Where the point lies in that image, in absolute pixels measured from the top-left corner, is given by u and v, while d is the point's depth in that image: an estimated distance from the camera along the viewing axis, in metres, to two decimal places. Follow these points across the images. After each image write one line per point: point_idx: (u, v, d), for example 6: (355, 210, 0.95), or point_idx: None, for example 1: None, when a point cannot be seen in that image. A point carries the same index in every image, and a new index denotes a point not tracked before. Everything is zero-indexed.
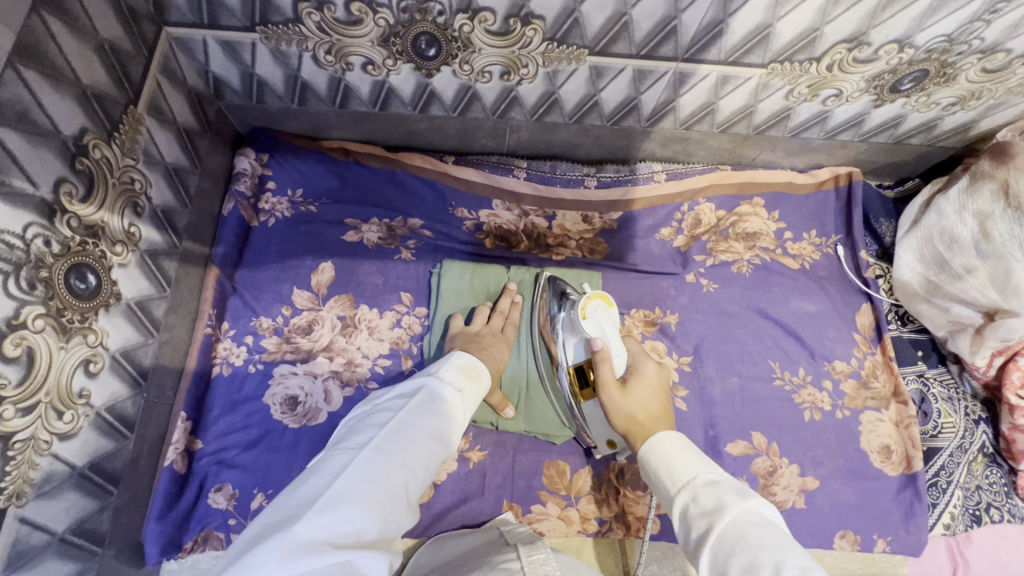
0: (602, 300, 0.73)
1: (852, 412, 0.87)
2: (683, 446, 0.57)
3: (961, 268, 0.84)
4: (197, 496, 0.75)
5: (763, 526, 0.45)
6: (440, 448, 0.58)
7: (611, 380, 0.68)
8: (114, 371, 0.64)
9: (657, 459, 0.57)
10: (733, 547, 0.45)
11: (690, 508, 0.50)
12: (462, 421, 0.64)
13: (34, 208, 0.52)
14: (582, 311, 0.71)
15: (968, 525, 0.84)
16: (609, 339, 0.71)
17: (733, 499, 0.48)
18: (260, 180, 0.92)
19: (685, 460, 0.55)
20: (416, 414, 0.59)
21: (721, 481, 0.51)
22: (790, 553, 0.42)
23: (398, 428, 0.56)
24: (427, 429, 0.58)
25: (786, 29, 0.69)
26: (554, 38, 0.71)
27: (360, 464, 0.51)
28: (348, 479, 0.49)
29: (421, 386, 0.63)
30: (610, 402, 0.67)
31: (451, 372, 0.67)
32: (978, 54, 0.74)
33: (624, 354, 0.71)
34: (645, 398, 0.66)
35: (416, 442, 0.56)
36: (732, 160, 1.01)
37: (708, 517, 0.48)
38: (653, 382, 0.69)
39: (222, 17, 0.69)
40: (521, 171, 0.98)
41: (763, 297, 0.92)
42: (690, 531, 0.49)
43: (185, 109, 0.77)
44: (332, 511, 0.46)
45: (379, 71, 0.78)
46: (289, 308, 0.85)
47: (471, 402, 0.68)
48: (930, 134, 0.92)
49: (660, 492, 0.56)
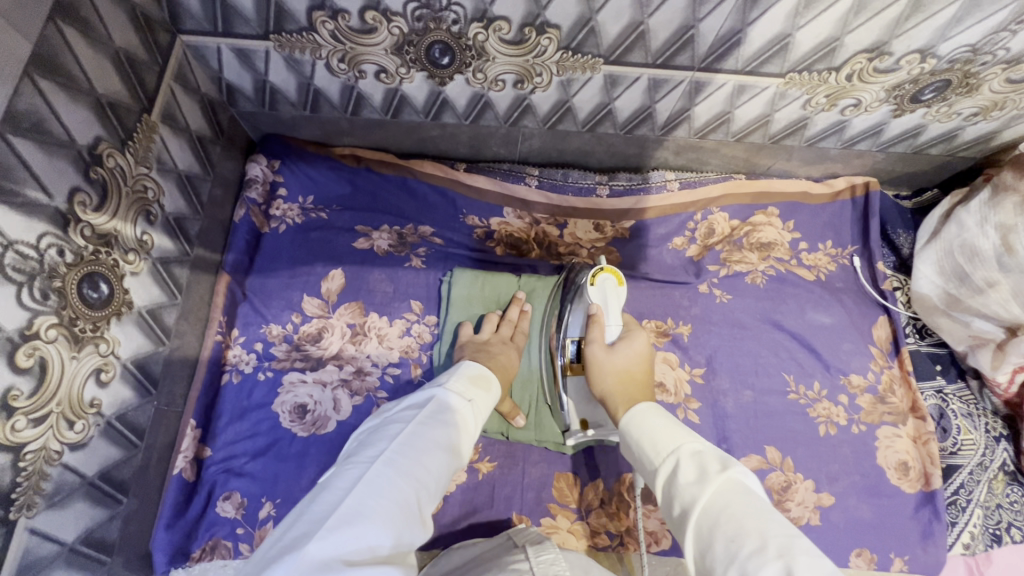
0: (614, 275, 0.76)
1: (868, 427, 0.85)
2: (665, 420, 0.56)
3: (982, 282, 0.82)
4: (205, 504, 0.75)
5: (747, 494, 0.44)
6: (452, 458, 0.58)
7: (599, 342, 0.71)
8: (125, 379, 0.64)
9: (640, 433, 0.56)
10: (717, 518, 0.43)
11: (674, 480, 0.49)
12: (472, 431, 0.64)
13: (49, 218, 0.51)
14: (591, 279, 0.76)
15: (987, 544, 0.82)
16: (607, 309, 0.74)
17: (715, 468, 0.47)
18: (271, 187, 0.92)
19: (667, 433, 0.54)
20: (426, 424, 0.58)
21: (705, 450, 0.50)
22: (773, 524, 0.41)
23: (408, 440, 0.56)
24: (438, 439, 0.58)
25: (806, 38, 0.68)
26: (569, 47, 0.70)
27: (372, 478, 0.50)
28: (359, 495, 0.48)
29: (429, 397, 0.63)
30: (597, 364, 0.69)
31: (460, 382, 0.67)
32: (1002, 65, 0.72)
33: (617, 326, 0.74)
34: (631, 363, 0.70)
35: (427, 454, 0.55)
36: (747, 169, 1.00)
37: (692, 488, 0.47)
38: (641, 349, 0.71)
39: (236, 25, 0.69)
40: (533, 179, 0.97)
41: (777, 308, 0.91)
42: (674, 502, 0.48)
43: (198, 116, 0.77)
44: (345, 528, 0.45)
45: (392, 79, 0.78)
46: (299, 316, 0.85)
47: (482, 411, 0.67)
48: (950, 144, 0.91)
49: (644, 465, 0.54)
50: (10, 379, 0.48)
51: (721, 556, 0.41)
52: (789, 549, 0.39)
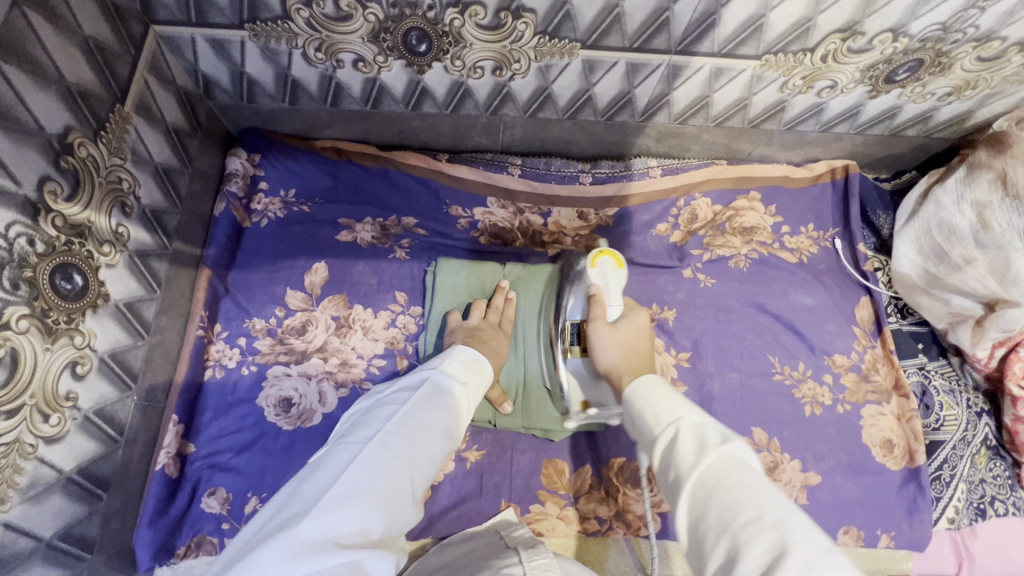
0: (613, 257, 0.77)
1: (853, 406, 0.86)
2: (670, 393, 0.54)
3: (960, 259, 0.83)
4: (190, 501, 0.74)
5: (748, 467, 0.43)
6: (446, 441, 0.58)
7: (602, 320, 0.70)
8: (102, 373, 0.63)
9: (645, 402, 0.54)
10: (714, 489, 0.41)
11: (672, 448, 0.47)
12: (466, 415, 0.64)
13: (17, 207, 0.50)
14: (591, 261, 0.76)
15: (971, 519, 0.83)
16: (608, 289, 0.75)
17: (716, 437, 0.45)
18: (252, 180, 0.91)
19: (670, 404, 0.52)
20: (420, 407, 0.58)
21: (707, 420, 0.48)
22: (773, 497, 0.40)
23: (402, 422, 0.55)
24: (432, 421, 0.57)
25: (779, 19, 0.69)
26: (545, 31, 0.70)
27: (365, 459, 0.50)
28: (352, 475, 0.48)
29: (424, 380, 0.62)
30: (601, 339, 0.69)
31: (453, 366, 0.66)
32: (973, 43, 0.73)
33: (619, 305, 0.74)
34: (634, 337, 0.70)
35: (422, 436, 0.55)
36: (728, 155, 1.00)
37: (689, 457, 0.45)
38: (641, 326, 0.72)
39: (210, 14, 0.68)
40: (516, 168, 0.97)
41: (761, 291, 0.92)
42: (670, 471, 0.46)
43: (175, 109, 0.76)
44: (339, 508, 0.45)
45: (370, 68, 0.77)
46: (282, 309, 0.84)
47: (474, 396, 0.67)
48: (926, 126, 0.92)
49: (643, 435, 0.53)
50: None
51: (714, 524, 0.40)
52: (786, 523, 0.38)
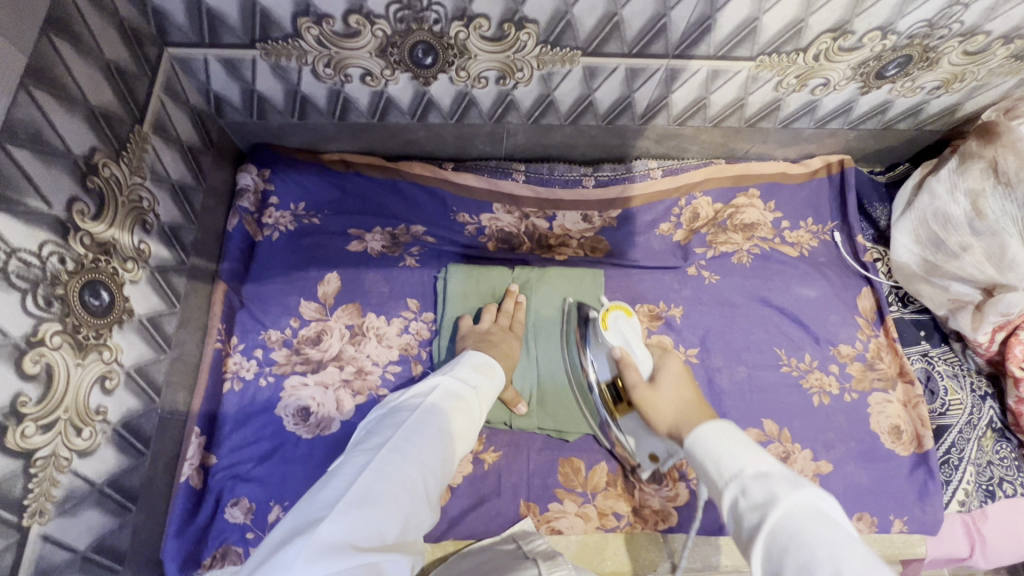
0: (622, 309, 0.82)
1: (860, 394, 0.88)
2: (733, 436, 0.56)
3: (957, 246, 0.85)
4: (214, 511, 0.75)
5: (817, 521, 0.44)
6: (457, 444, 0.60)
7: (639, 382, 0.74)
8: (129, 387, 0.64)
9: (703, 448, 0.56)
10: (789, 545, 0.44)
11: (741, 501, 0.50)
12: (478, 417, 0.65)
13: (49, 226, 0.52)
14: (604, 323, 0.80)
15: (982, 501, 0.84)
16: (631, 346, 0.78)
17: (785, 491, 0.47)
18: (262, 195, 0.93)
19: (733, 451, 0.54)
20: (432, 412, 0.60)
21: (773, 472, 0.50)
22: (847, 552, 0.41)
23: (415, 428, 0.57)
24: (443, 426, 0.59)
25: (772, 21, 0.71)
26: (547, 41, 0.73)
27: (379, 465, 0.52)
28: (366, 481, 0.50)
29: (435, 385, 0.64)
30: (644, 402, 0.73)
31: (464, 371, 0.68)
32: (958, 38, 0.76)
33: (647, 358, 0.78)
34: (675, 390, 0.72)
35: (434, 441, 0.57)
36: (726, 154, 1.03)
37: (759, 510, 0.47)
38: (677, 372, 0.75)
39: (222, 35, 0.70)
40: (520, 174, 1.00)
41: (764, 285, 0.94)
42: (741, 523, 0.49)
43: (189, 128, 0.78)
44: (354, 513, 0.47)
45: (378, 82, 0.80)
46: (297, 320, 0.86)
47: (486, 398, 0.68)
48: (917, 119, 0.95)
49: (706, 480, 0.56)
50: (19, 385, 0.49)
51: None
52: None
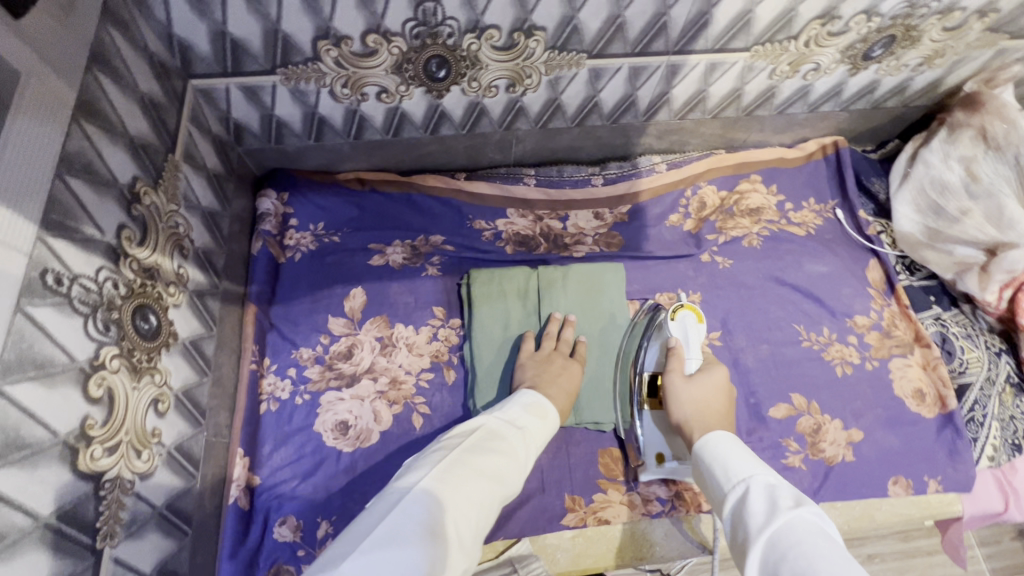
0: (693, 312, 0.88)
1: (880, 361, 0.91)
2: (747, 458, 0.62)
3: (956, 212, 0.89)
4: (263, 532, 0.76)
5: (816, 531, 0.48)
6: (499, 490, 0.58)
7: (678, 371, 0.79)
8: (179, 410, 0.65)
9: (719, 462, 0.64)
10: (785, 549, 0.48)
11: (745, 510, 0.55)
12: (525, 457, 0.64)
13: (103, 252, 0.54)
14: (672, 315, 0.88)
15: (1010, 455, 0.87)
16: (687, 343, 0.85)
17: (787, 504, 0.52)
18: (283, 218, 0.95)
19: (746, 470, 0.60)
20: (472, 452, 0.59)
21: (779, 486, 0.55)
22: (842, 564, 0.44)
23: (450, 465, 0.56)
24: (482, 466, 0.58)
25: (765, 12, 0.76)
26: (555, 46, 0.76)
27: (410, 500, 0.51)
28: (394, 519, 0.48)
29: (477, 426, 0.64)
30: (674, 390, 0.77)
31: (512, 411, 0.69)
32: (937, 15, 0.80)
33: (698, 359, 0.83)
34: (710, 393, 0.76)
35: (472, 482, 0.55)
36: (725, 144, 1.07)
37: (761, 520, 0.52)
38: (718, 381, 0.78)
39: (245, 64, 0.73)
40: (531, 179, 1.03)
41: (776, 265, 0.97)
42: (744, 530, 0.53)
43: (213, 156, 0.80)
44: (377, 551, 0.45)
45: (393, 98, 0.82)
46: (327, 336, 0.88)
47: (533, 444, 0.67)
48: (903, 96, 0.99)
49: (718, 495, 0.62)
50: (86, 409, 0.49)
51: None
52: None
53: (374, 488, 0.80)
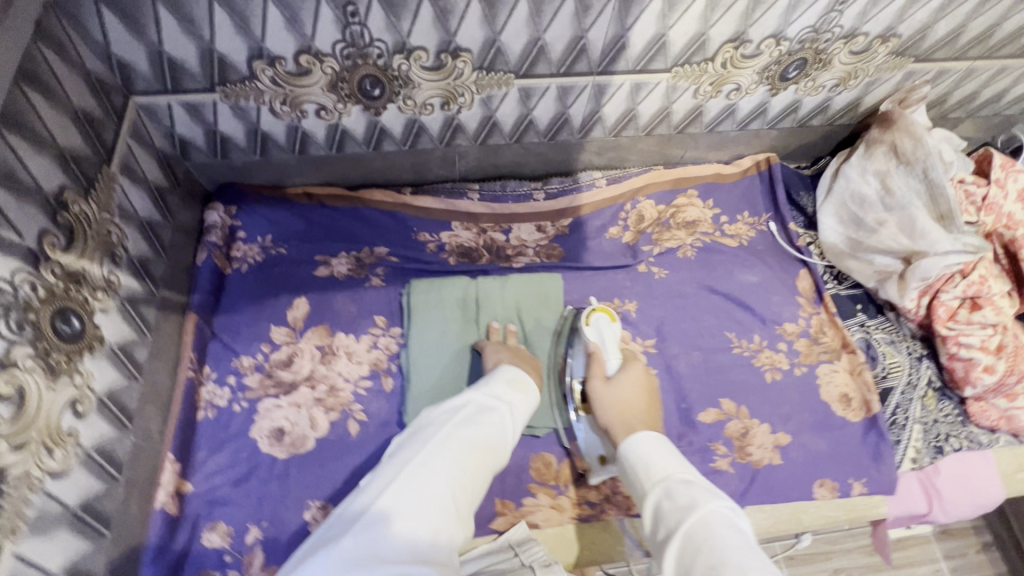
0: (606, 313, 0.87)
1: (808, 367, 0.94)
2: (663, 449, 0.64)
3: (874, 222, 0.94)
4: (190, 538, 0.77)
5: (726, 529, 0.52)
6: (490, 457, 0.64)
7: (598, 376, 0.80)
8: (101, 413, 0.67)
9: (636, 455, 0.64)
10: (701, 544, 0.51)
11: (663, 504, 0.57)
12: (513, 429, 0.70)
13: (21, 256, 0.56)
14: (586, 320, 0.87)
15: (933, 457, 0.89)
16: (604, 344, 0.85)
17: (703, 498, 0.55)
18: (230, 230, 0.97)
19: (663, 462, 0.62)
20: (463, 425, 0.65)
21: (694, 481, 0.58)
22: (751, 557, 0.48)
23: (444, 440, 0.62)
24: (474, 437, 0.64)
25: (678, 36, 0.81)
26: (482, 66, 0.81)
27: (408, 477, 0.57)
28: (393, 494, 0.55)
29: (467, 400, 0.70)
30: (597, 395, 0.78)
31: (499, 385, 0.74)
32: (842, 40, 0.86)
33: (616, 359, 0.84)
34: (627, 392, 0.77)
35: (464, 453, 0.62)
36: (664, 160, 1.11)
37: (680, 513, 0.54)
38: (635, 377, 0.80)
39: (184, 81, 0.76)
40: (474, 193, 1.06)
41: (709, 275, 1.01)
42: (661, 525, 0.56)
43: (156, 169, 0.83)
44: (381, 524, 0.51)
45: (332, 115, 0.86)
46: (268, 345, 0.90)
47: (520, 413, 0.73)
48: (826, 115, 1.04)
49: (635, 486, 0.63)
50: None
51: None
52: None
53: (307, 492, 0.81)
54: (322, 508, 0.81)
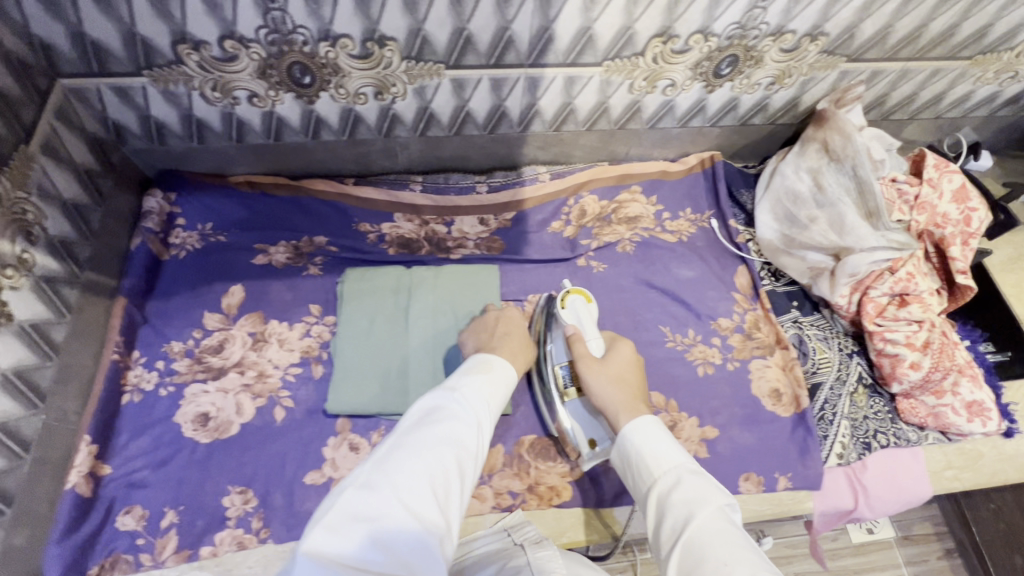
0: (582, 295, 0.89)
1: (740, 362, 0.94)
2: (671, 440, 0.65)
3: (806, 219, 0.95)
4: (103, 520, 0.77)
5: (733, 529, 0.53)
6: (448, 456, 0.55)
7: (587, 356, 0.80)
8: (5, 389, 0.70)
9: (643, 442, 0.64)
10: (711, 538, 0.52)
11: (672, 494, 0.58)
12: (487, 417, 0.64)
13: None
14: (562, 303, 0.88)
15: (860, 453, 0.89)
16: (582, 326, 0.85)
17: (715, 496, 0.56)
18: (168, 217, 0.98)
19: (673, 454, 0.62)
20: (408, 432, 0.56)
21: (704, 478, 0.59)
22: (760, 557, 0.50)
23: (407, 437, 0.56)
24: (443, 431, 0.57)
25: (603, 30, 0.82)
26: (410, 56, 0.82)
27: (368, 480, 0.50)
28: (350, 500, 0.48)
29: (432, 394, 0.63)
30: (594, 376, 0.77)
31: (465, 375, 0.68)
32: (770, 37, 0.87)
33: (600, 340, 0.83)
34: (623, 371, 0.78)
35: (433, 446, 0.55)
36: (609, 157, 1.12)
37: (691, 506, 0.56)
38: (627, 356, 0.80)
39: (110, 64, 0.77)
40: (417, 185, 1.07)
41: (646, 270, 1.01)
42: (670, 514, 0.57)
43: (84, 152, 0.84)
44: (337, 537, 0.45)
45: (265, 102, 0.87)
46: (200, 331, 0.90)
47: (478, 399, 0.64)
48: (767, 114, 1.05)
49: (637, 474, 0.63)
50: None
51: (709, 568, 0.49)
52: None
53: (226, 476, 0.81)
54: (242, 493, 0.80)
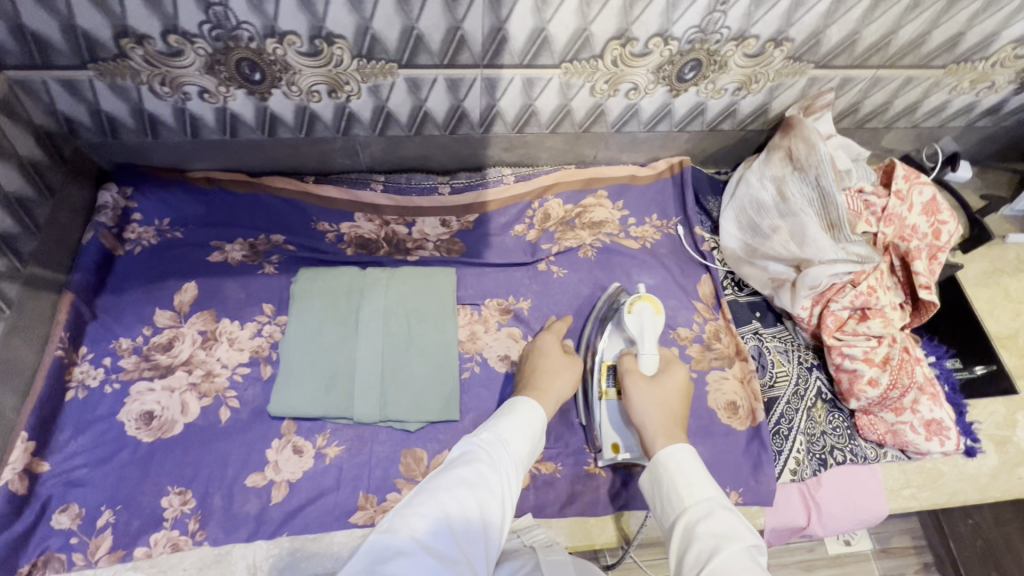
0: (652, 304, 0.84)
1: (697, 373, 0.92)
2: (701, 468, 0.63)
3: (769, 229, 0.93)
4: (37, 519, 0.76)
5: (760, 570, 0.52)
6: (469, 502, 0.55)
7: (636, 372, 0.79)
8: None
9: (674, 469, 0.63)
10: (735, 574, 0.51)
11: (700, 527, 0.57)
12: (518, 459, 0.64)
13: None
14: (629, 307, 0.84)
15: (815, 469, 0.87)
16: (643, 336, 0.82)
17: (741, 533, 0.55)
18: (123, 212, 0.96)
19: (704, 484, 0.61)
20: (439, 476, 0.58)
21: (733, 513, 0.58)
22: None
23: (437, 480, 0.57)
24: (470, 471, 0.58)
25: (558, 31, 0.80)
26: (361, 54, 0.80)
27: (397, 522, 0.52)
28: (378, 540, 0.50)
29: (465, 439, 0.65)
30: (638, 390, 0.76)
31: (498, 416, 0.69)
32: (733, 42, 0.85)
33: (654, 358, 0.81)
34: (669, 396, 0.75)
35: (460, 488, 0.56)
36: (577, 160, 1.10)
37: (718, 540, 0.54)
38: (679, 384, 0.77)
39: (53, 57, 0.76)
40: (379, 185, 1.05)
41: (608, 276, 1.00)
42: (696, 544, 0.56)
43: (31, 145, 0.84)
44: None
45: (216, 98, 0.86)
46: (150, 328, 0.89)
47: (502, 440, 0.64)
48: (736, 119, 1.03)
49: (665, 501, 0.62)
50: None
51: None
52: None
53: (165, 476, 0.80)
54: (180, 494, 0.80)
